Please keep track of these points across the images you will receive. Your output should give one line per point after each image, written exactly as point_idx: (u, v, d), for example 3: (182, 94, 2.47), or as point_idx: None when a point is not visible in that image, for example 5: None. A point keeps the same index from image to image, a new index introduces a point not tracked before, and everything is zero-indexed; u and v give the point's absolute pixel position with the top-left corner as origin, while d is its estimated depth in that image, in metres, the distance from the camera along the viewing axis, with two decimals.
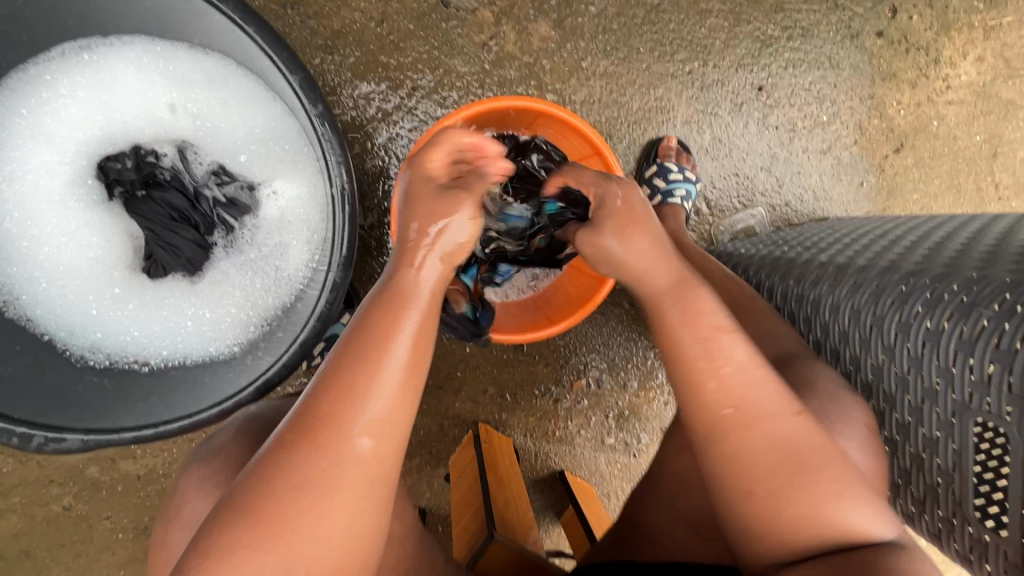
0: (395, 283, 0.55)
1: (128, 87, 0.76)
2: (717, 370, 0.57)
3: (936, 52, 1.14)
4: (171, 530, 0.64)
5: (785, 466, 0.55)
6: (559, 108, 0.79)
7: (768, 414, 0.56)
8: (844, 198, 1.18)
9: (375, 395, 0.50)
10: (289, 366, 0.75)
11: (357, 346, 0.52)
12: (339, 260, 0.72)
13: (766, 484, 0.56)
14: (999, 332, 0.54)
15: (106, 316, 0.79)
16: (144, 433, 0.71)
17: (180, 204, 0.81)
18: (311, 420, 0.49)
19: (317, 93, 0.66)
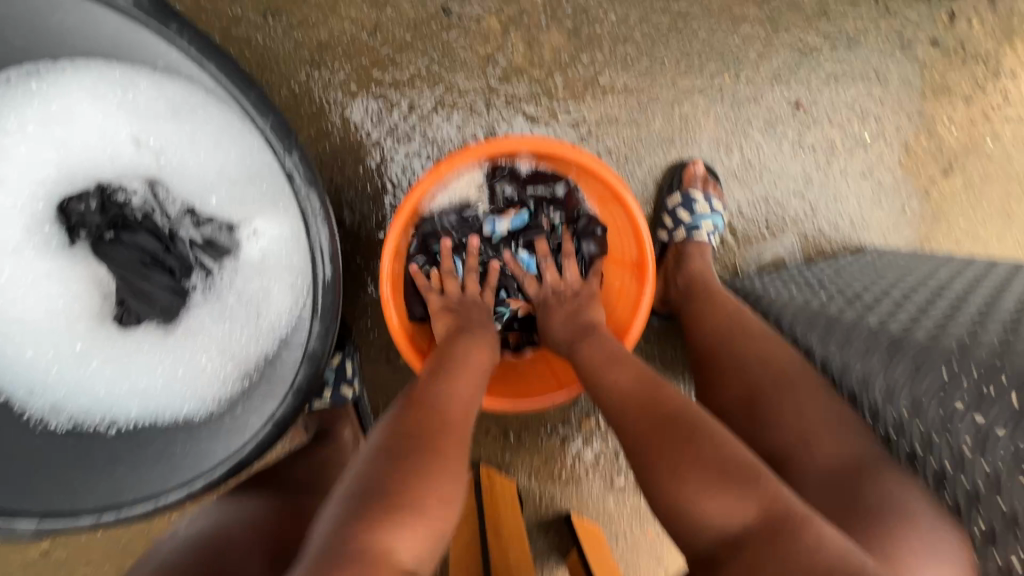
0: (447, 381, 0.66)
1: (85, 118, 0.66)
2: (611, 377, 0.66)
3: (996, 63, 1.02)
4: None
5: (652, 428, 0.59)
6: (582, 153, 0.71)
7: (644, 402, 0.61)
8: (883, 225, 1.07)
9: (444, 470, 0.57)
10: (264, 445, 0.69)
11: (422, 419, 0.61)
12: (320, 329, 0.64)
13: (640, 446, 0.59)
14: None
15: (70, 376, 0.71)
16: (105, 517, 0.65)
17: (152, 248, 0.73)
18: (393, 489, 0.53)
19: (292, 137, 0.57)
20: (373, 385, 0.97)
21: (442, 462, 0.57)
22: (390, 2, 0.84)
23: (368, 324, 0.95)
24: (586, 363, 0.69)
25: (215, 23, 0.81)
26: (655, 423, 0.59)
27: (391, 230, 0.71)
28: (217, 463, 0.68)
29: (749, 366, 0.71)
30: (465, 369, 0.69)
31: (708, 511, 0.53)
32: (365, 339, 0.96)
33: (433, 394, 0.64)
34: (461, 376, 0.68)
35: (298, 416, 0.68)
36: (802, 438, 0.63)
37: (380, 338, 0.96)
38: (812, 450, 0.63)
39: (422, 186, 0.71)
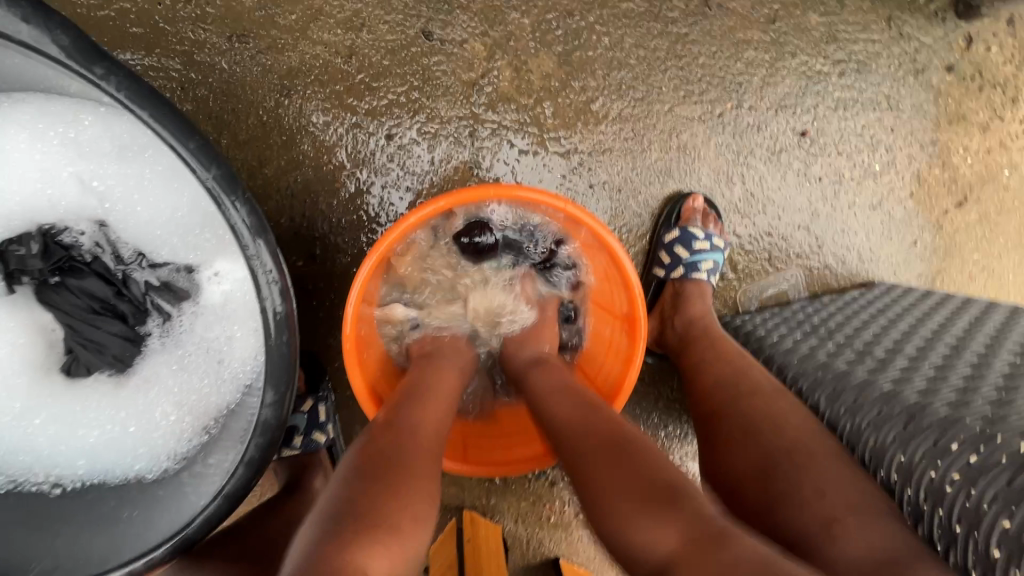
0: (416, 396, 0.65)
1: (21, 157, 0.60)
2: (556, 404, 0.65)
3: (1015, 90, 0.96)
4: None
5: (596, 450, 0.56)
6: (563, 200, 0.65)
7: (585, 426, 0.60)
8: (893, 259, 1.01)
9: (419, 481, 0.54)
10: (213, 520, 0.64)
11: (395, 439, 0.57)
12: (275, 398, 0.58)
13: (586, 469, 0.56)
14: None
15: (9, 433, 0.66)
16: None
17: (102, 293, 0.67)
18: (372, 502, 0.49)
19: (240, 191, 0.51)
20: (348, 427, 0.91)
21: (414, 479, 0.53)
22: (367, 24, 0.78)
23: (343, 364, 0.89)
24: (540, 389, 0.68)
25: (177, 47, 0.75)
26: (596, 441, 0.57)
27: (353, 288, 0.65)
28: (161, 538, 0.64)
29: (762, 436, 0.64)
30: (435, 392, 0.66)
31: (635, 535, 0.49)
32: (341, 379, 0.90)
33: (405, 412, 0.61)
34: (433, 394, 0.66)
35: (249, 488, 0.63)
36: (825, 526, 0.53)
37: None
38: (837, 540, 0.52)
39: (387, 240, 0.65)
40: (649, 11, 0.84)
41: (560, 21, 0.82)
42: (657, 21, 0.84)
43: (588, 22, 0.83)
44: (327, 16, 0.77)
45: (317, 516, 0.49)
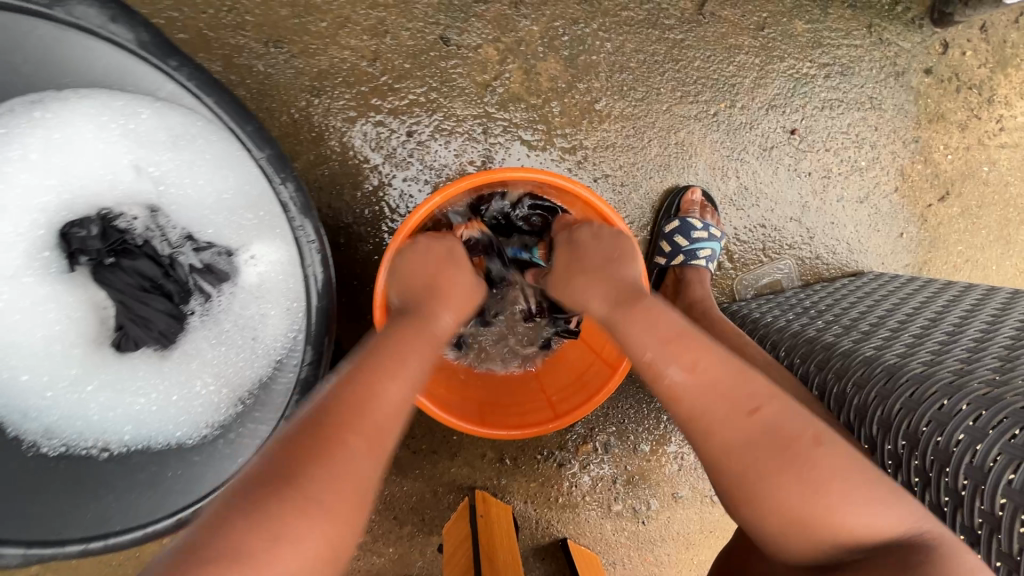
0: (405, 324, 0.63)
1: (86, 146, 0.67)
2: (669, 363, 0.57)
3: (990, 91, 1.03)
4: None
5: (770, 446, 0.51)
6: (574, 183, 0.72)
7: (730, 406, 0.53)
8: (880, 250, 1.07)
9: (389, 392, 0.54)
10: None
11: (339, 416, 0.50)
12: (313, 355, 0.65)
13: (766, 464, 0.51)
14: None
15: (65, 400, 0.71)
16: (92, 546, 0.65)
17: (151, 273, 0.73)
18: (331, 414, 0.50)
19: (288, 171, 0.60)
20: None
21: (345, 465, 0.47)
22: (390, 31, 0.85)
23: None
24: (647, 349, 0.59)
25: (218, 51, 0.83)
26: (761, 428, 0.52)
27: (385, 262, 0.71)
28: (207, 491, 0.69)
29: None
30: (406, 356, 0.58)
31: (825, 521, 0.49)
32: None
33: (360, 382, 0.53)
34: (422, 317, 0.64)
35: None
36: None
37: None
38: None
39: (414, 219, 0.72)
40: (648, 18, 0.91)
41: (566, 28, 0.89)
42: (655, 28, 0.91)
43: (592, 29, 0.90)
44: (354, 24, 0.85)
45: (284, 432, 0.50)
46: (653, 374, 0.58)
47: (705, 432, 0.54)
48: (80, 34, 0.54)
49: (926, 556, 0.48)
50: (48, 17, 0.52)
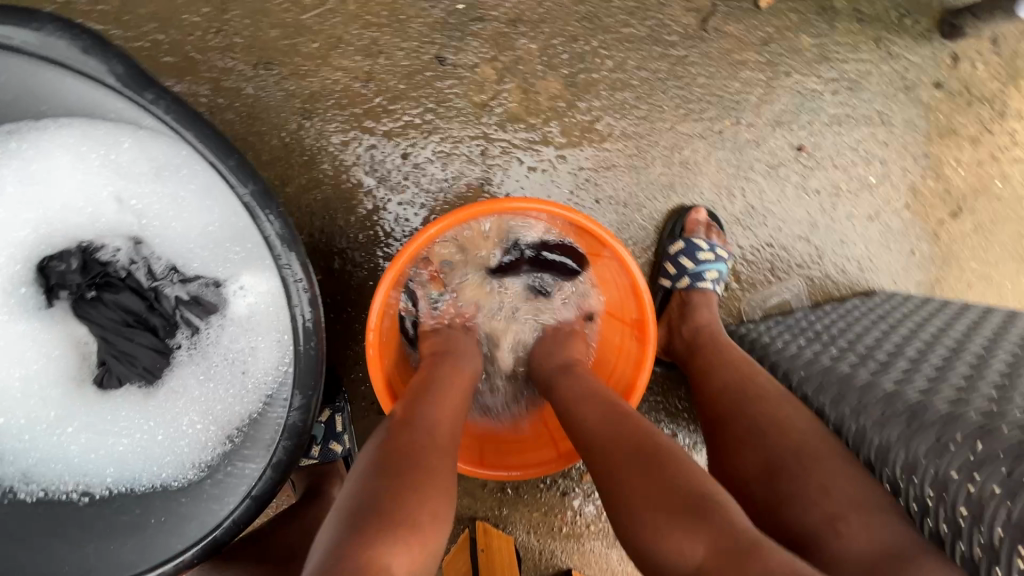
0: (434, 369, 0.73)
1: (66, 177, 0.63)
2: (585, 413, 0.65)
3: (1002, 104, 1.00)
4: None
5: (630, 465, 0.56)
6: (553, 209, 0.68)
7: (608, 446, 0.59)
8: (892, 268, 1.04)
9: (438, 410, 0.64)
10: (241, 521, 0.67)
11: (421, 436, 0.59)
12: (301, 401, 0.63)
13: (629, 486, 0.54)
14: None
15: (43, 441, 0.68)
16: None
17: (136, 307, 0.71)
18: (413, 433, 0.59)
19: (273, 207, 0.56)
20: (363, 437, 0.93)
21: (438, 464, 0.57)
22: (384, 51, 0.83)
23: (358, 376, 0.92)
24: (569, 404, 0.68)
25: (206, 74, 0.80)
26: (625, 455, 0.57)
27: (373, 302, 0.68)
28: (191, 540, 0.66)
29: (767, 436, 0.66)
30: (446, 392, 0.68)
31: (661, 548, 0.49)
32: (358, 391, 0.92)
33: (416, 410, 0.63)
34: (448, 365, 0.74)
35: (277, 490, 0.67)
36: (831, 523, 0.56)
37: (371, 391, 0.92)
38: (842, 538, 0.54)
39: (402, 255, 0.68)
40: (650, 34, 0.88)
41: (566, 45, 0.86)
42: (657, 44, 0.89)
43: (592, 46, 0.87)
44: (347, 44, 0.82)
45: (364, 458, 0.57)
46: (572, 424, 0.66)
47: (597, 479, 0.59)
48: (52, 66, 0.51)
49: (752, 573, 0.44)
50: (17, 49, 0.49)
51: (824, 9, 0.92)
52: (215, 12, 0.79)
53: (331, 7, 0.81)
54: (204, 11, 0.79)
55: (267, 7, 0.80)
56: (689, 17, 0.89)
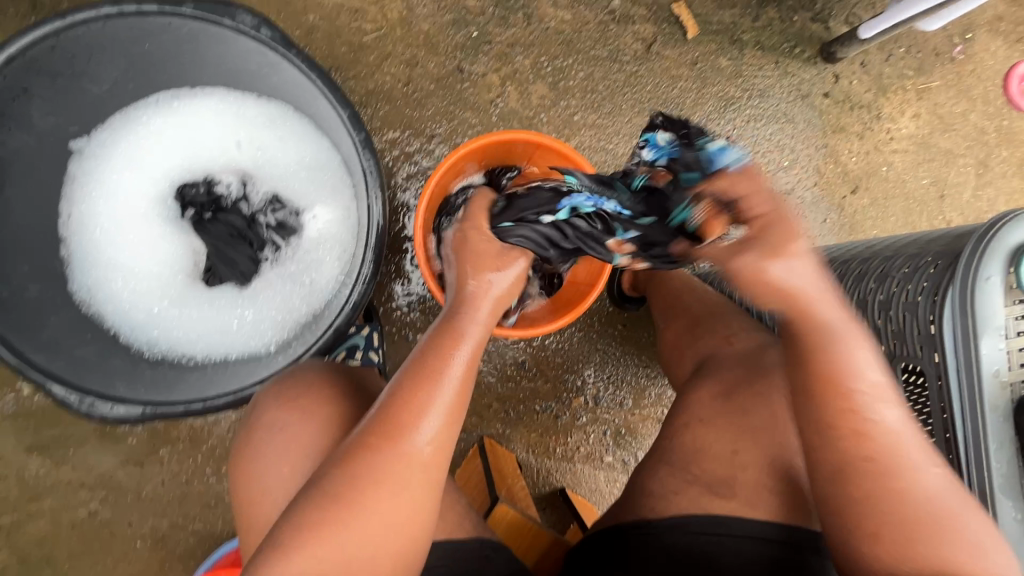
0: (454, 321, 0.69)
1: (207, 125, 0.93)
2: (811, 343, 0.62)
3: (876, 110, 1.34)
4: (253, 431, 0.72)
5: (908, 446, 0.58)
6: (518, 132, 0.91)
7: (916, 452, 0.59)
8: (811, 232, 1.32)
9: (429, 415, 0.62)
10: (322, 351, 0.88)
11: (379, 434, 0.61)
12: (367, 261, 0.87)
13: (894, 458, 0.58)
14: (984, 274, 0.53)
15: (165, 316, 0.91)
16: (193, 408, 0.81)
17: (238, 225, 0.93)
18: (376, 440, 0.61)
19: (362, 125, 0.84)
20: (392, 355, 1.14)
21: (381, 491, 0.60)
22: (420, 62, 1.15)
23: (392, 305, 1.15)
24: (826, 373, 0.61)
25: None
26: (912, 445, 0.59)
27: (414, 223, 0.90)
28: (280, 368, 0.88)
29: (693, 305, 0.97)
30: (438, 388, 0.63)
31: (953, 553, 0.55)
32: (389, 318, 1.15)
33: (390, 413, 0.62)
34: (470, 316, 0.70)
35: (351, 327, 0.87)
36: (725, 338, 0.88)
37: (401, 317, 1.15)
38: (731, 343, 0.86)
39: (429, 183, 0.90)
40: (610, 55, 1.23)
41: (549, 62, 1.20)
42: (615, 62, 1.23)
43: (568, 62, 1.21)
44: (394, 57, 1.15)
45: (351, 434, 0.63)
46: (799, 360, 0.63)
47: (853, 466, 0.59)
48: (233, 35, 0.81)
49: None
50: (218, 23, 0.79)
51: (735, 41, 1.28)
52: (303, 34, 1.12)
53: (384, 32, 1.14)
54: (295, 34, 1.13)
55: (339, 31, 1.13)
56: (638, 44, 1.23)
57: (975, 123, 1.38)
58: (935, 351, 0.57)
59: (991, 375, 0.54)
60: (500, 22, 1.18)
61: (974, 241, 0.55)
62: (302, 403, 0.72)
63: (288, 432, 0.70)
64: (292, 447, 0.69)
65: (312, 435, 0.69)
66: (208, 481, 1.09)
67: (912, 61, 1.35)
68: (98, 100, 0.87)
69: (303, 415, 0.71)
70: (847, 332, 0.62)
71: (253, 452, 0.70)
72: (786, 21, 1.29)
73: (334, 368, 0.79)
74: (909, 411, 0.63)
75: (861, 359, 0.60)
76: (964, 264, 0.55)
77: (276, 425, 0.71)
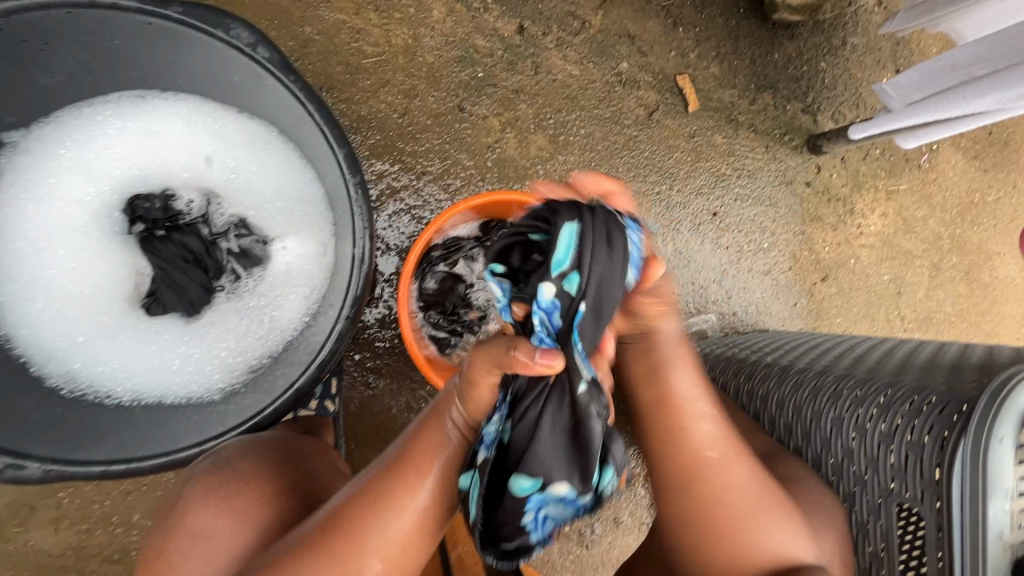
0: (439, 417, 0.64)
1: (176, 134, 0.82)
2: (681, 381, 0.65)
3: (851, 205, 1.40)
4: (168, 540, 0.64)
5: (748, 493, 0.62)
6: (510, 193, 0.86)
7: (758, 502, 0.62)
8: (781, 314, 1.35)
9: (389, 524, 0.59)
10: (279, 412, 0.78)
11: (334, 528, 0.59)
12: (346, 314, 0.78)
13: (735, 502, 0.62)
14: (998, 435, 0.54)
15: (92, 347, 0.78)
16: (115, 468, 0.71)
17: (195, 248, 0.82)
18: (326, 537, 0.58)
19: (357, 166, 0.77)
20: (349, 403, 1.05)
21: None
22: (420, 95, 1.09)
23: (354, 348, 1.05)
24: (667, 397, 0.64)
25: None
26: (738, 495, 0.62)
27: (401, 277, 0.83)
28: (229, 428, 0.77)
29: None
30: (406, 496, 0.61)
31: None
32: (350, 363, 1.05)
33: (348, 510, 0.60)
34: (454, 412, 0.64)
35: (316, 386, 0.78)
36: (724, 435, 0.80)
37: (364, 363, 1.06)
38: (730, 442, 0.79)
39: (427, 231, 0.85)
40: (612, 117, 1.21)
41: (552, 114, 1.17)
42: (617, 124, 1.21)
43: (571, 117, 1.18)
44: (393, 85, 1.08)
45: (306, 522, 0.61)
46: (664, 388, 0.64)
47: (712, 518, 0.62)
48: (223, 49, 0.73)
49: None
50: (209, 34, 0.72)
51: (731, 120, 1.30)
52: (297, 46, 1.04)
53: (385, 58, 1.08)
54: (288, 44, 1.04)
55: (337, 49, 1.06)
56: (640, 110, 1.23)
57: (933, 228, 1.46)
58: (939, 498, 0.57)
59: (995, 536, 0.54)
60: (508, 66, 1.14)
61: (989, 395, 0.55)
62: (235, 505, 0.65)
63: (212, 541, 0.63)
64: (220, 553, 0.62)
65: (237, 545, 0.63)
66: (114, 532, 0.94)
67: (885, 163, 1.43)
68: (47, 92, 0.75)
69: (234, 520, 0.64)
70: (677, 355, 0.65)
71: (173, 563, 0.62)
72: (779, 109, 1.33)
73: (277, 457, 0.71)
74: (901, 549, 0.62)
75: (685, 381, 0.65)
76: (978, 421, 0.54)
77: (199, 533, 0.63)
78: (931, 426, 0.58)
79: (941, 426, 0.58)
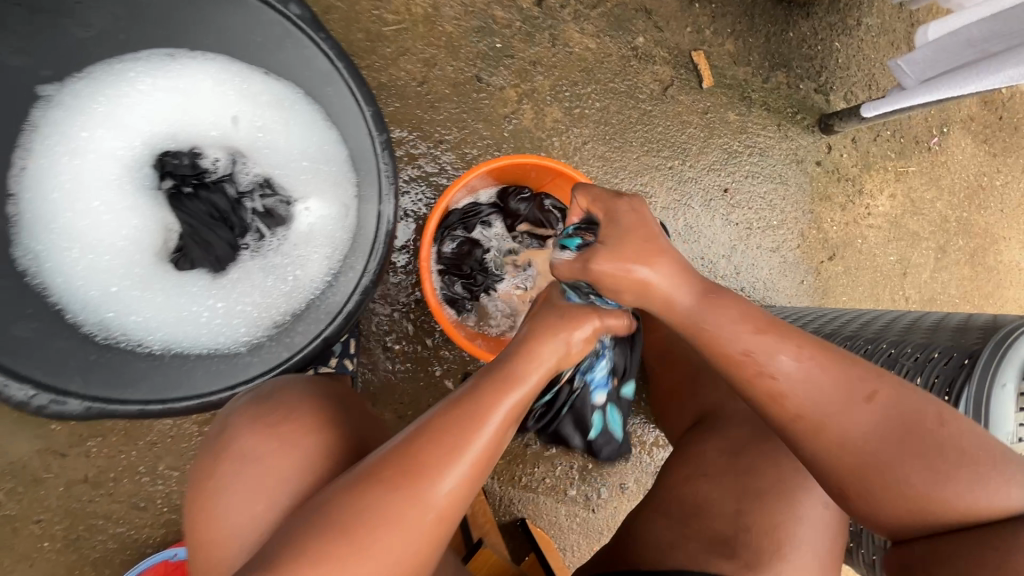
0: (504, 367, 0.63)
1: (205, 94, 0.84)
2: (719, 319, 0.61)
3: (859, 185, 1.42)
4: (218, 461, 0.68)
5: (829, 397, 0.57)
6: (529, 155, 0.87)
7: (857, 410, 0.57)
8: (788, 291, 1.37)
9: (453, 461, 0.56)
10: (308, 359, 0.80)
11: (396, 463, 0.56)
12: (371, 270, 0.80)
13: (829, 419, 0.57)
14: (999, 381, 0.57)
15: (123, 297, 0.81)
16: (150, 409, 0.73)
17: (221, 206, 0.84)
18: (384, 473, 0.55)
19: (383, 125, 0.79)
20: (365, 364, 1.08)
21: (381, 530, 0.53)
22: (439, 64, 1.11)
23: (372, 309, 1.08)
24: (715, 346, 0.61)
25: None
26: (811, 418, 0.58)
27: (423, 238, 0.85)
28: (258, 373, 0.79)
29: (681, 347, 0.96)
30: (471, 433, 0.58)
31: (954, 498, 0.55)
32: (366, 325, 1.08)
33: (410, 446, 0.57)
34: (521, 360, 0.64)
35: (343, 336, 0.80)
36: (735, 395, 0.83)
37: (380, 325, 1.08)
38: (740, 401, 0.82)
39: (450, 190, 0.86)
40: (627, 91, 1.23)
41: (567, 87, 1.18)
42: (632, 98, 1.23)
43: (586, 90, 1.20)
44: (412, 54, 1.09)
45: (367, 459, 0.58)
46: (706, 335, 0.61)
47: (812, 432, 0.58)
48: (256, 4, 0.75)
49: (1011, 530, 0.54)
50: None
51: (744, 98, 1.31)
52: (319, 12, 1.05)
53: (406, 26, 1.09)
54: None
55: (358, 17, 1.07)
56: (655, 84, 1.24)
57: (940, 211, 1.48)
58: None
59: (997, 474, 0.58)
60: (526, 38, 1.15)
61: (992, 346, 0.59)
62: (282, 432, 0.68)
63: (260, 464, 0.66)
64: (271, 476, 0.65)
65: (285, 468, 0.66)
66: (140, 480, 0.97)
67: (894, 144, 1.44)
68: (81, 46, 0.76)
69: (280, 447, 0.67)
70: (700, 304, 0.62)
71: (221, 482, 0.66)
72: (792, 87, 1.34)
73: (324, 395, 0.75)
74: None
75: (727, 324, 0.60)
76: (981, 371, 0.59)
77: (247, 457, 0.67)
78: (935, 379, 0.64)
79: (944, 377, 0.63)
